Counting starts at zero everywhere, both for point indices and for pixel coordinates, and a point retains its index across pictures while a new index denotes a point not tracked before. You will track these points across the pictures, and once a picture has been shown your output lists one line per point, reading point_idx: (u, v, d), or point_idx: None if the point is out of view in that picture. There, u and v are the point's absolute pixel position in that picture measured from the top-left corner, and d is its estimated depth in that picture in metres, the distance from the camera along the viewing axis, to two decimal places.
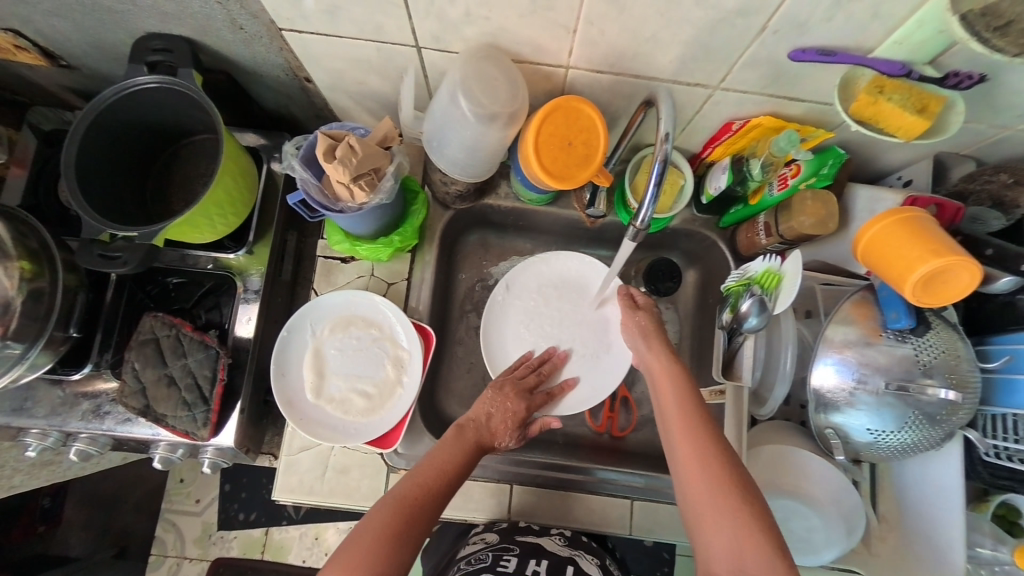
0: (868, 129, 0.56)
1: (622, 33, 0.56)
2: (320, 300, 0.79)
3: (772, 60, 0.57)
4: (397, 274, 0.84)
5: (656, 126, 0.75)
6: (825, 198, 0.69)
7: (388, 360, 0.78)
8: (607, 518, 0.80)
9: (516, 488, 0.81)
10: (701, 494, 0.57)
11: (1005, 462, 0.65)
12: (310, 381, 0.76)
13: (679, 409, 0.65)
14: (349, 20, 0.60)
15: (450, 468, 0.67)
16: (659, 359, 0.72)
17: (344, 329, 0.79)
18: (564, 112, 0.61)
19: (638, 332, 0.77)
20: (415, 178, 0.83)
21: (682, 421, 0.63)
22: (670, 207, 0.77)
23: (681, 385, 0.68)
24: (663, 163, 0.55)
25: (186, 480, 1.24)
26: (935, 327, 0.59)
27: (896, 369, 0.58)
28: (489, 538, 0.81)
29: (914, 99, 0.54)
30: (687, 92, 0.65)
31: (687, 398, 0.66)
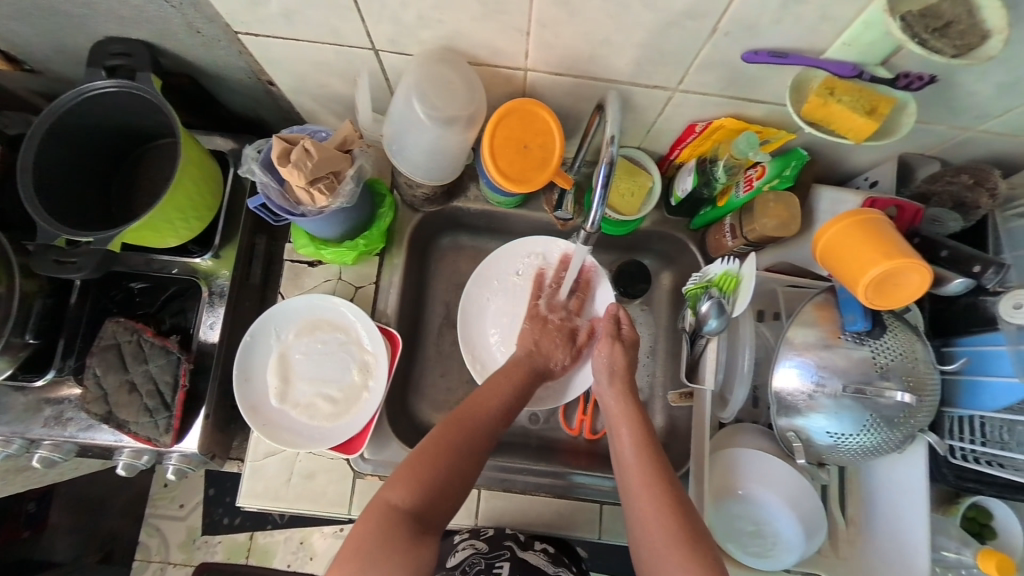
0: (820, 131, 0.55)
1: (576, 35, 0.56)
2: (289, 300, 0.78)
3: (728, 62, 0.57)
4: (366, 278, 0.84)
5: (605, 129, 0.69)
6: (788, 200, 0.68)
7: (355, 365, 0.77)
8: (575, 521, 0.80)
9: (484, 493, 0.80)
10: (656, 544, 0.56)
11: (972, 463, 0.65)
12: (275, 386, 0.76)
13: (635, 457, 0.64)
14: (304, 24, 0.59)
15: (508, 402, 0.72)
16: (618, 402, 0.72)
17: (310, 333, 0.78)
18: (519, 115, 0.61)
19: (605, 367, 0.75)
20: (381, 180, 0.83)
21: (640, 472, 0.62)
22: (638, 208, 0.76)
23: (637, 429, 0.67)
24: (608, 165, 0.55)
25: (170, 485, 1.23)
26: (891, 329, 0.58)
27: (853, 371, 0.57)
28: (477, 543, 0.76)
29: (865, 101, 0.54)
30: (647, 94, 0.65)
31: (644, 445, 0.65)
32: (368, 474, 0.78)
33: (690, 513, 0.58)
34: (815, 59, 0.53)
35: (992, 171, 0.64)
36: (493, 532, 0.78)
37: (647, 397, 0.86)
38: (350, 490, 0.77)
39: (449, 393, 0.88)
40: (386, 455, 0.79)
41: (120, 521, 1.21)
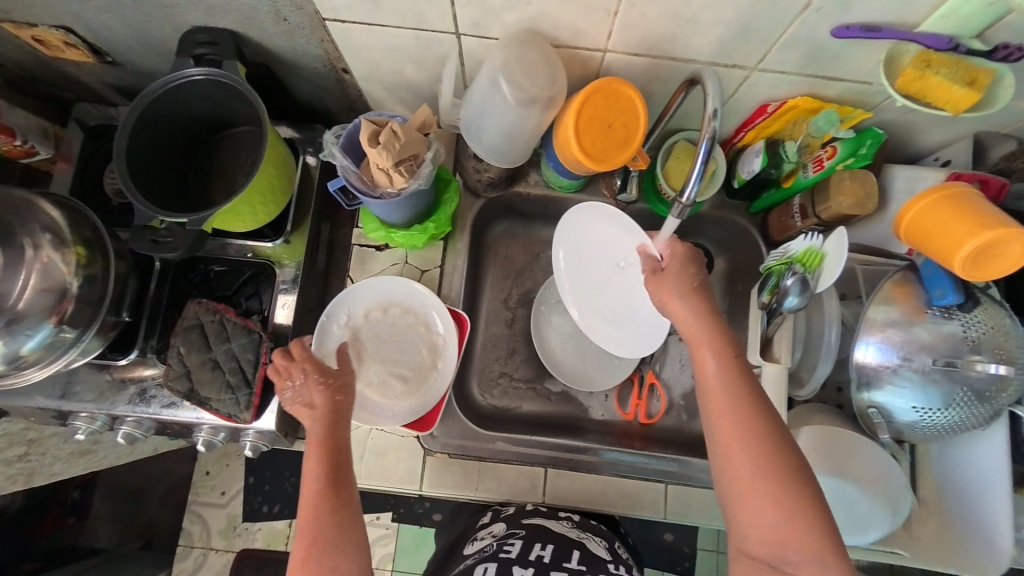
0: (914, 104, 0.56)
1: (661, 15, 0.57)
2: (363, 281, 0.80)
3: (813, 38, 0.58)
4: (430, 261, 0.85)
5: (699, 104, 0.75)
6: (864, 178, 0.69)
7: (423, 346, 0.80)
8: (639, 502, 0.81)
9: (550, 472, 0.80)
10: (737, 481, 0.52)
11: None
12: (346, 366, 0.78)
13: (721, 384, 0.56)
14: (392, 9, 0.61)
15: (323, 481, 0.59)
16: (698, 322, 0.61)
17: (382, 313, 0.80)
18: (605, 94, 0.61)
19: (675, 291, 0.64)
20: (446, 167, 0.84)
21: (729, 401, 0.55)
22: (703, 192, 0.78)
23: (722, 352, 0.58)
24: (710, 140, 0.56)
25: (212, 471, 1.21)
26: (982, 303, 0.58)
27: (941, 346, 0.57)
28: (494, 531, 0.77)
29: (962, 74, 0.54)
30: (723, 74, 0.66)
31: (727, 368, 0.57)
32: (437, 452, 0.79)
33: (791, 445, 0.53)
34: (908, 33, 0.54)
35: None
36: (513, 510, 0.79)
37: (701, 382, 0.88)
38: (421, 467, 0.79)
39: (506, 375, 0.88)
40: (453, 434, 0.80)
41: (160, 509, 1.19)
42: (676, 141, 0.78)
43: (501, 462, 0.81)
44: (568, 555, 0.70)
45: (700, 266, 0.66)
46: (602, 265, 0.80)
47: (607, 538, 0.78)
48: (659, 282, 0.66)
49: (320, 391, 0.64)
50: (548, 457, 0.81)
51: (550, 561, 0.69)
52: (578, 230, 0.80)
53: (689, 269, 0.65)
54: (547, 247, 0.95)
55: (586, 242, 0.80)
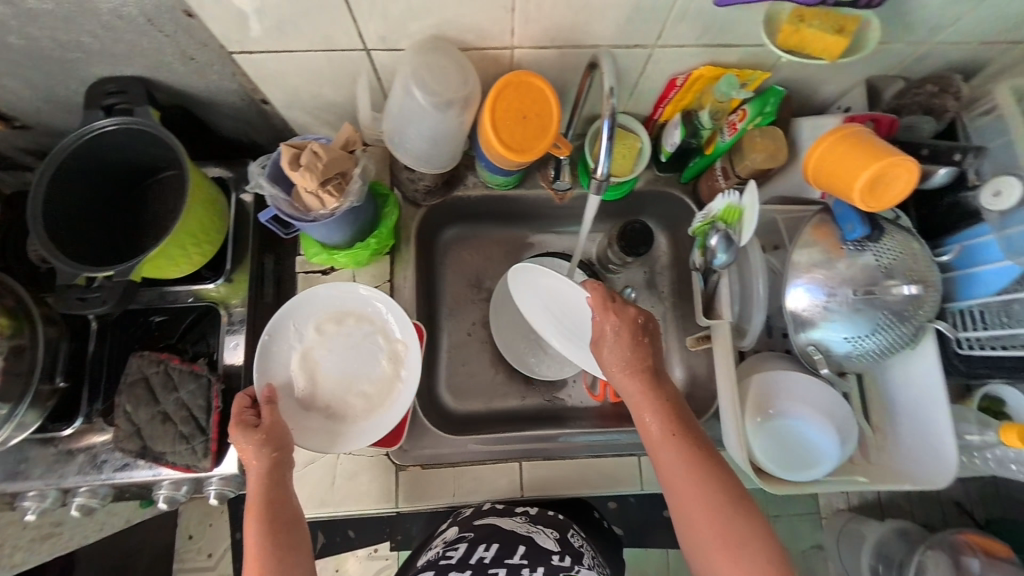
0: (796, 56, 0.60)
1: (557, 5, 0.59)
2: (308, 292, 0.78)
3: (700, 9, 0.61)
4: (380, 276, 0.84)
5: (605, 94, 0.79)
6: (773, 134, 0.74)
7: (384, 357, 0.78)
8: (617, 477, 0.82)
9: (525, 465, 0.82)
10: (702, 545, 0.57)
11: (981, 350, 0.68)
12: (302, 387, 0.76)
13: (674, 456, 0.60)
14: (298, 33, 0.62)
15: (265, 533, 0.61)
16: (643, 394, 0.64)
17: (336, 325, 0.79)
18: (515, 87, 0.62)
19: (620, 364, 0.66)
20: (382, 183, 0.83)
21: (682, 473, 0.59)
22: (631, 169, 0.82)
23: (669, 424, 0.62)
24: (610, 117, 0.59)
25: (194, 535, 1.03)
26: (888, 231, 0.62)
27: (860, 277, 0.61)
28: (447, 536, 0.74)
29: (835, 25, 0.58)
30: (628, 55, 0.69)
31: (677, 440, 0.61)
32: (409, 465, 0.79)
33: (748, 509, 0.57)
34: None
35: (953, 77, 0.72)
36: (469, 511, 0.77)
37: (665, 352, 0.91)
38: (395, 483, 0.79)
39: (476, 378, 0.89)
40: (422, 447, 0.78)
41: None
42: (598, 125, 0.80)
43: (476, 463, 0.81)
44: (511, 551, 0.69)
45: (642, 330, 0.67)
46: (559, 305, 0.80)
47: (561, 529, 0.75)
48: (604, 355, 0.68)
49: (254, 450, 0.65)
50: (527, 449, 0.80)
51: (491, 560, 0.68)
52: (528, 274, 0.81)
53: (634, 337, 0.67)
54: (498, 246, 0.96)
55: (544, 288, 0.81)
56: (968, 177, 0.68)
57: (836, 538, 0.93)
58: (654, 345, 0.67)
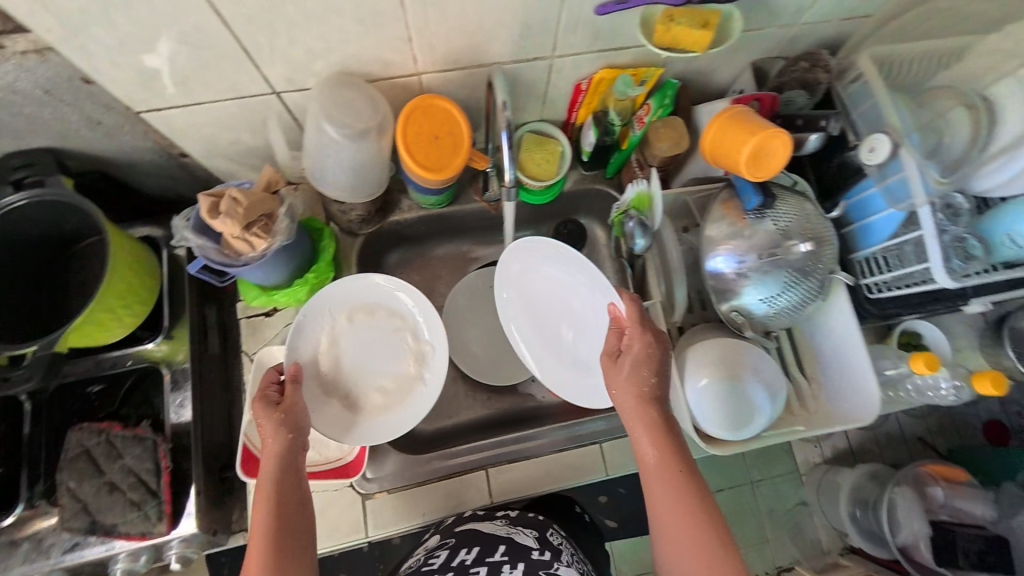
0: (673, 53, 0.64)
1: (451, 31, 0.63)
2: (342, 280, 0.79)
3: (585, 19, 0.66)
4: None
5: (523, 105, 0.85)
6: (675, 123, 0.79)
7: (409, 356, 0.79)
8: (583, 466, 0.85)
9: (491, 471, 0.83)
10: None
11: (887, 292, 0.76)
12: (327, 372, 0.77)
13: (672, 492, 0.62)
14: (203, 85, 0.63)
15: (274, 513, 0.60)
16: (648, 429, 0.65)
17: (367, 315, 0.80)
18: (422, 110, 0.64)
19: (628, 391, 0.67)
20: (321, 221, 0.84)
21: (669, 501, 0.62)
22: (557, 170, 0.88)
23: (672, 459, 0.64)
24: (509, 127, 0.63)
25: None
26: (781, 197, 0.68)
27: (762, 243, 0.67)
28: (426, 546, 0.74)
29: (700, 20, 0.64)
30: (530, 68, 0.74)
31: (676, 475, 0.63)
32: (377, 492, 0.79)
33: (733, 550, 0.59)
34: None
35: (821, 53, 0.79)
36: (451, 520, 0.78)
37: None
38: (363, 513, 0.80)
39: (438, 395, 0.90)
40: (386, 470, 0.79)
41: None
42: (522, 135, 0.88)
43: (444, 478, 0.82)
44: (491, 550, 0.68)
45: (654, 358, 0.68)
46: (557, 299, 0.82)
47: (540, 527, 0.74)
48: (610, 376, 0.69)
49: (274, 429, 0.64)
50: (497, 452, 0.82)
51: (473, 561, 0.67)
52: (525, 267, 0.83)
53: (642, 368, 0.68)
54: (443, 263, 0.98)
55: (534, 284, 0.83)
56: (850, 138, 0.76)
57: (815, 489, 0.99)
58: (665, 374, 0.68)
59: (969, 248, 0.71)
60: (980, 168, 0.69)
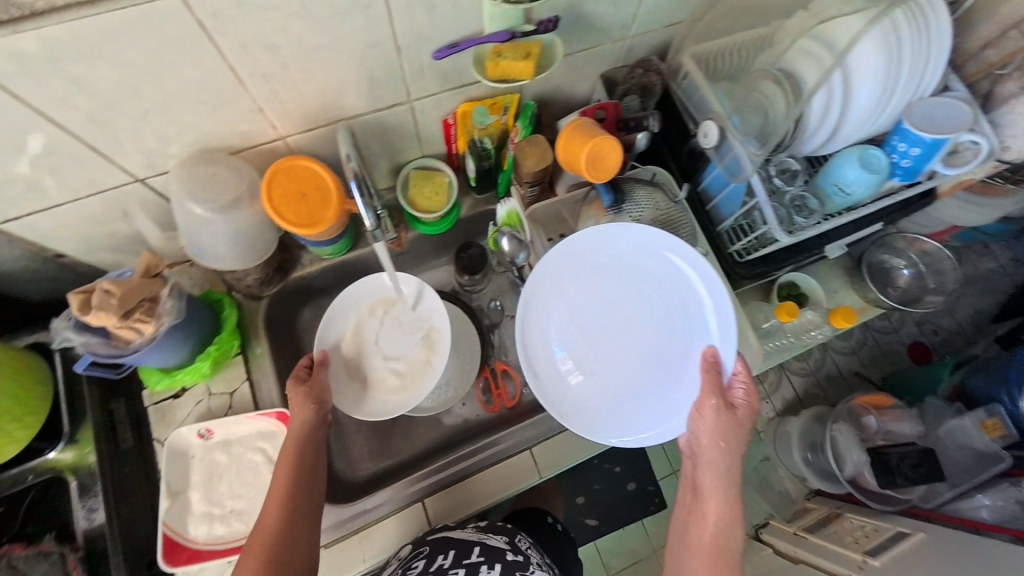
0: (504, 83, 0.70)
1: (301, 95, 0.67)
2: (370, 276, 0.90)
3: (428, 64, 0.71)
4: (235, 379, 0.82)
5: (401, 145, 0.88)
6: (539, 141, 0.83)
7: (421, 343, 0.90)
8: (515, 474, 0.87)
9: (427, 501, 0.86)
10: None
11: (752, 254, 0.85)
12: (350, 355, 0.88)
13: (713, 536, 0.69)
14: (57, 187, 0.63)
15: (292, 468, 0.73)
16: (718, 482, 0.71)
17: (386, 308, 0.91)
18: (284, 172, 0.66)
19: (717, 437, 0.70)
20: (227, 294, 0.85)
21: (706, 553, 0.68)
22: (448, 200, 0.92)
23: (729, 511, 0.70)
24: (356, 177, 0.66)
25: None
26: (632, 192, 0.78)
27: (620, 234, 0.77)
28: (398, 556, 0.79)
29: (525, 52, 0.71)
30: (393, 113, 0.79)
31: (726, 528, 0.69)
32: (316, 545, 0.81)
33: None
34: (479, 38, 0.68)
35: (651, 59, 0.89)
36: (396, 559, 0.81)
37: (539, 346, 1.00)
38: None
39: None
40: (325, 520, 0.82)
41: None
42: (407, 172, 0.92)
43: (385, 517, 0.85)
44: (468, 552, 0.76)
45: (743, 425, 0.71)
46: (603, 305, 0.79)
47: (509, 533, 0.85)
48: (702, 421, 0.71)
49: (302, 405, 0.76)
50: (434, 479, 0.87)
51: (450, 564, 0.73)
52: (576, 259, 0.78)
53: (740, 428, 0.71)
54: None
55: (597, 279, 0.79)
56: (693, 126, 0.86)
57: (773, 444, 1.16)
58: (745, 436, 0.72)
59: (801, 204, 0.84)
60: (802, 134, 0.82)
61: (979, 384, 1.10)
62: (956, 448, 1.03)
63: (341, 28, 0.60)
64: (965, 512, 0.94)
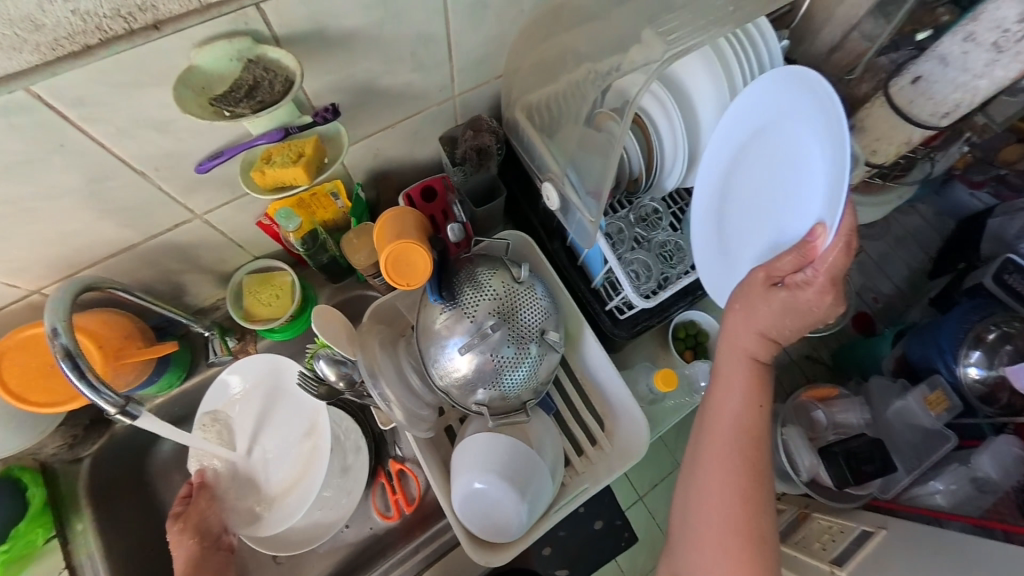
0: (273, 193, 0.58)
1: (32, 249, 0.57)
2: (226, 373, 0.84)
3: (194, 176, 0.59)
4: (51, 570, 0.72)
5: (221, 255, 0.76)
6: (365, 228, 0.75)
7: (304, 430, 0.85)
8: None
9: None
10: (684, 491, 0.63)
11: (629, 312, 0.75)
12: (235, 463, 0.83)
13: (721, 435, 0.59)
14: None
15: None
16: (737, 381, 0.59)
17: (256, 404, 0.85)
18: (21, 347, 0.62)
19: (741, 318, 0.58)
20: (36, 469, 0.75)
21: (713, 446, 0.59)
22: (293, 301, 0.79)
23: (748, 423, 0.58)
24: (69, 356, 0.52)
25: None
26: (461, 286, 0.65)
27: (458, 332, 0.63)
28: None
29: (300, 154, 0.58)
30: (183, 231, 0.67)
31: (743, 433, 0.58)
32: None
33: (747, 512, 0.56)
34: (246, 142, 0.56)
35: (479, 118, 0.78)
36: None
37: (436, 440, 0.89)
38: None
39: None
40: None
41: None
42: (238, 280, 0.79)
43: None
44: None
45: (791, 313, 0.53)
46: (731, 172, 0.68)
47: None
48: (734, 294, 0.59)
49: (185, 538, 0.73)
50: None
51: None
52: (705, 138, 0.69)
53: (789, 321, 0.54)
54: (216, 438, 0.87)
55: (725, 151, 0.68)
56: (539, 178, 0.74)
57: None
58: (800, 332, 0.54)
59: (670, 252, 0.78)
60: (660, 170, 0.72)
61: (915, 352, 1.01)
62: (905, 428, 0.97)
63: (38, 174, 0.49)
64: (922, 500, 0.88)
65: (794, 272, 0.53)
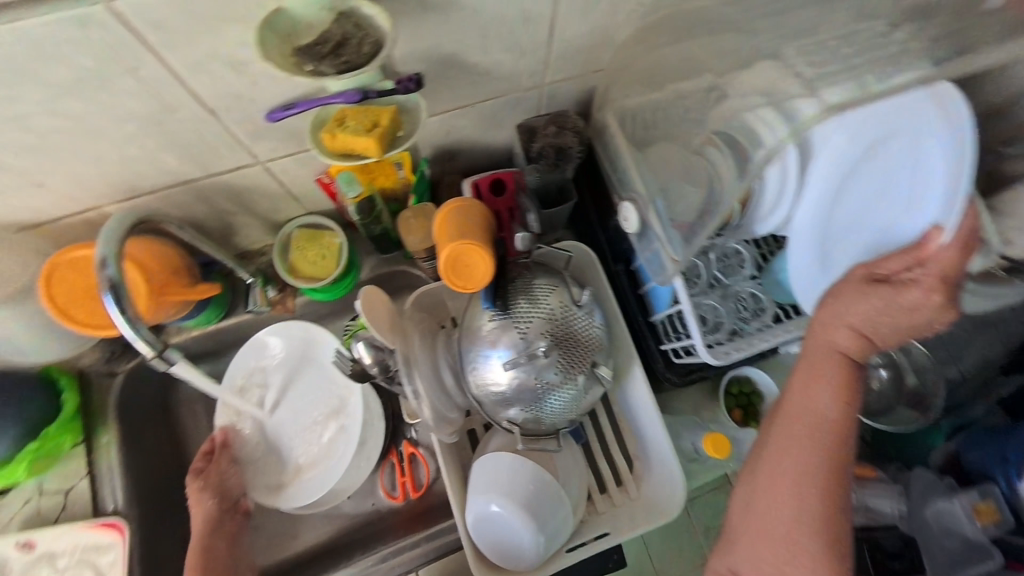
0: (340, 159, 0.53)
1: (96, 167, 0.56)
2: (264, 333, 0.84)
3: (264, 123, 0.56)
4: (69, 477, 0.74)
5: (275, 205, 0.75)
6: (425, 211, 0.72)
7: (329, 406, 0.83)
8: None
9: None
10: (744, 482, 0.57)
11: (686, 358, 0.69)
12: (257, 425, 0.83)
13: (795, 425, 0.54)
14: None
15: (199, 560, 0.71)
16: (809, 370, 0.55)
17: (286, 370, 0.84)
18: (67, 267, 0.63)
19: (839, 314, 0.52)
20: (75, 375, 0.76)
21: (788, 439, 0.54)
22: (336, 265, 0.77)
23: (822, 415, 0.53)
24: (112, 288, 0.51)
25: None
26: (516, 296, 0.60)
27: (504, 345, 0.59)
28: None
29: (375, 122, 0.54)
30: (244, 176, 0.65)
31: (818, 427, 0.53)
32: None
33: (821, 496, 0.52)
34: (322, 99, 0.52)
35: (567, 114, 0.71)
36: None
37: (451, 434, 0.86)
38: None
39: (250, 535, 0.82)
40: None
41: None
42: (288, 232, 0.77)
43: None
44: None
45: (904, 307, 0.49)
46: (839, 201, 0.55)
47: None
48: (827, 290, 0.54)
49: (205, 496, 0.75)
50: None
51: None
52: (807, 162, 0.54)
53: (891, 318, 0.50)
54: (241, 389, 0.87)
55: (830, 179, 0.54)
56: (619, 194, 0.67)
57: None
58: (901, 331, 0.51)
59: (745, 303, 0.69)
60: None
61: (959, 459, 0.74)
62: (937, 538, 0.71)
63: (112, 94, 0.47)
64: None
65: (898, 272, 0.50)
